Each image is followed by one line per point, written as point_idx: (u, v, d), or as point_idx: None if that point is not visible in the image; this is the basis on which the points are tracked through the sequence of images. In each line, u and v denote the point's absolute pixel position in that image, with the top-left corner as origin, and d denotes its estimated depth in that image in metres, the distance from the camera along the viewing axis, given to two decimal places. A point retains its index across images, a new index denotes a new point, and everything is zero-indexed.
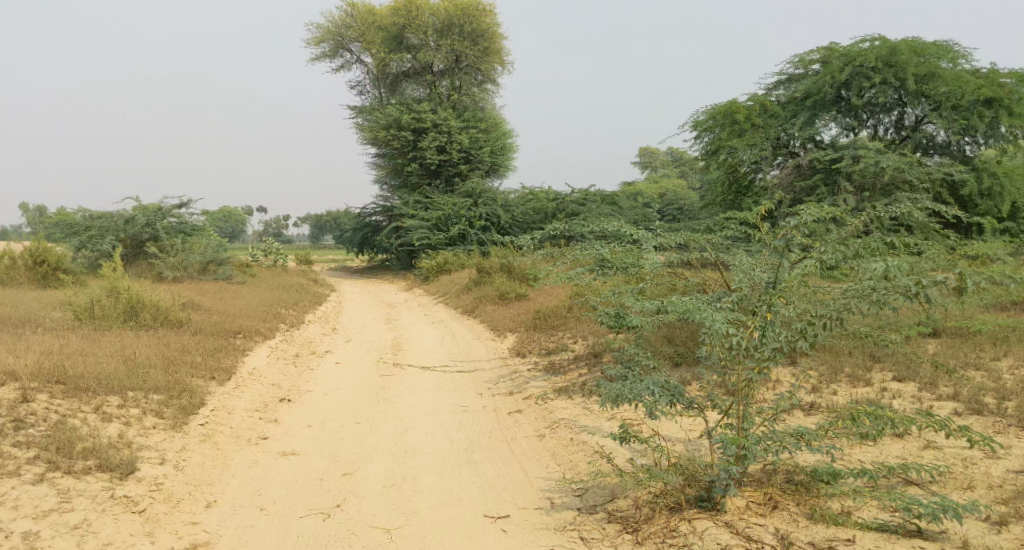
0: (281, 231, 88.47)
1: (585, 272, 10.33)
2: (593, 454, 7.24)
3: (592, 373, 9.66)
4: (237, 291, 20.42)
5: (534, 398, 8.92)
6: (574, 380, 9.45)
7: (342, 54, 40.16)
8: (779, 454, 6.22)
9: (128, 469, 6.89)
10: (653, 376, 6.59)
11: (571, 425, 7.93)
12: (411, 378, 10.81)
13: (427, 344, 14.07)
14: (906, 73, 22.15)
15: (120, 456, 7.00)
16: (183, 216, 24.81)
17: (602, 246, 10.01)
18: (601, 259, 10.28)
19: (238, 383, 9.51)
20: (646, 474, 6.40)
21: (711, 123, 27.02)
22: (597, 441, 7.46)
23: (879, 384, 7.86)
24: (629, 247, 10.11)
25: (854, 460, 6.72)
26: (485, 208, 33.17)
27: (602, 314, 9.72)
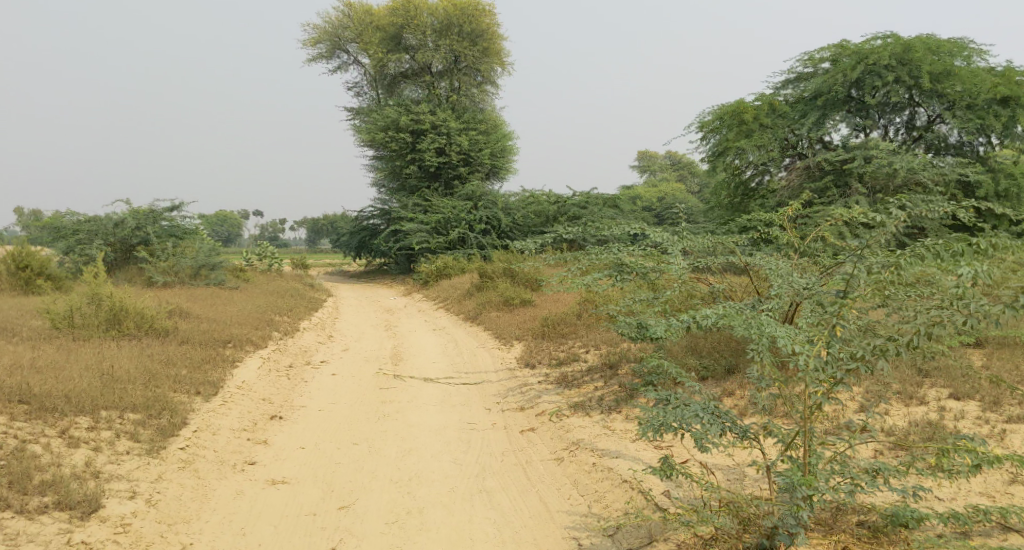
0: (278, 234, 87.77)
1: (602, 276, 9.41)
2: (622, 484, 6.52)
3: (609, 386, 8.93)
4: (230, 297, 19.72)
5: (549, 416, 8.21)
6: (590, 394, 8.72)
7: (338, 55, 39.48)
8: (848, 495, 5.57)
9: (91, 506, 6.18)
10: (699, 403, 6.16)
11: (591, 448, 7.21)
12: (413, 392, 10.10)
13: (430, 354, 13.35)
14: (920, 71, 21.47)
15: (83, 491, 6.30)
16: (175, 219, 24.10)
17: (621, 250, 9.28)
18: (619, 263, 9.46)
19: (225, 399, 8.80)
20: (692, 516, 5.65)
21: (717, 123, 26.27)
22: (625, 469, 6.71)
23: (935, 403, 7.24)
24: (650, 251, 9.37)
25: (936, 500, 6.21)
26: (485, 211, 32.49)
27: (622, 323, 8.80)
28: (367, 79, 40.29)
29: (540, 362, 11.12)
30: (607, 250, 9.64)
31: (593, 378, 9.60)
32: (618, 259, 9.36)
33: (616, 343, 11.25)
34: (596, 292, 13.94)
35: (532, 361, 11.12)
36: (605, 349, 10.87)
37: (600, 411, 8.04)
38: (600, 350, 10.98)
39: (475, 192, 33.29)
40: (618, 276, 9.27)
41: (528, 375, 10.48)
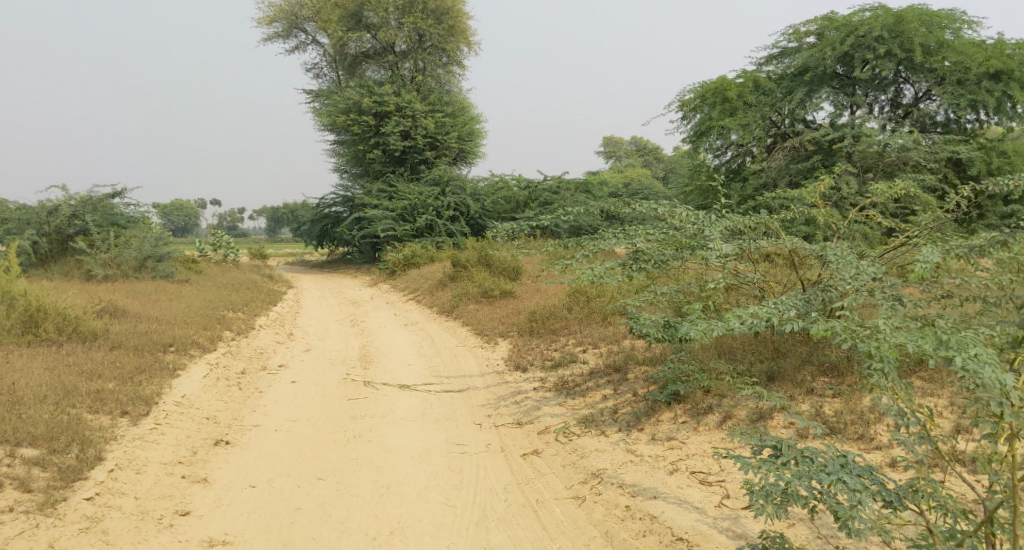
0: (237, 225, 84.96)
1: (614, 267, 7.91)
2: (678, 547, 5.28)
3: (621, 393, 7.60)
4: (178, 290, 18.00)
5: (555, 433, 6.89)
6: (599, 405, 7.41)
7: (295, 35, 37.32)
8: None
9: None
10: (830, 466, 4.89)
11: (618, 483, 5.97)
12: (386, 403, 8.68)
13: (403, 354, 11.95)
14: (912, 43, 20.28)
15: None
16: (117, 206, 22.13)
17: (640, 237, 7.83)
18: (634, 251, 8.00)
19: (159, 418, 7.35)
20: None
21: (699, 102, 24.93)
22: (684, 524, 5.45)
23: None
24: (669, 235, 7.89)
25: None
26: (454, 197, 31.01)
27: (645, 324, 7.20)
28: (326, 60, 38.24)
29: (532, 364, 9.78)
30: (618, 235, 8.17)
31: (596, 383, 8.28)
32: (632, 242, 7.91)
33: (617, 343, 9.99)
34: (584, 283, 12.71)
35: (521, 364, 9.77)
36: (607, 350, 9.56)
37: (616, 428, 6.77)
38: (600, 351, 9.68)
39: (442, 177, 31.76)
40: (633, 262, 7.83)
41: (518, 379, 9.14)
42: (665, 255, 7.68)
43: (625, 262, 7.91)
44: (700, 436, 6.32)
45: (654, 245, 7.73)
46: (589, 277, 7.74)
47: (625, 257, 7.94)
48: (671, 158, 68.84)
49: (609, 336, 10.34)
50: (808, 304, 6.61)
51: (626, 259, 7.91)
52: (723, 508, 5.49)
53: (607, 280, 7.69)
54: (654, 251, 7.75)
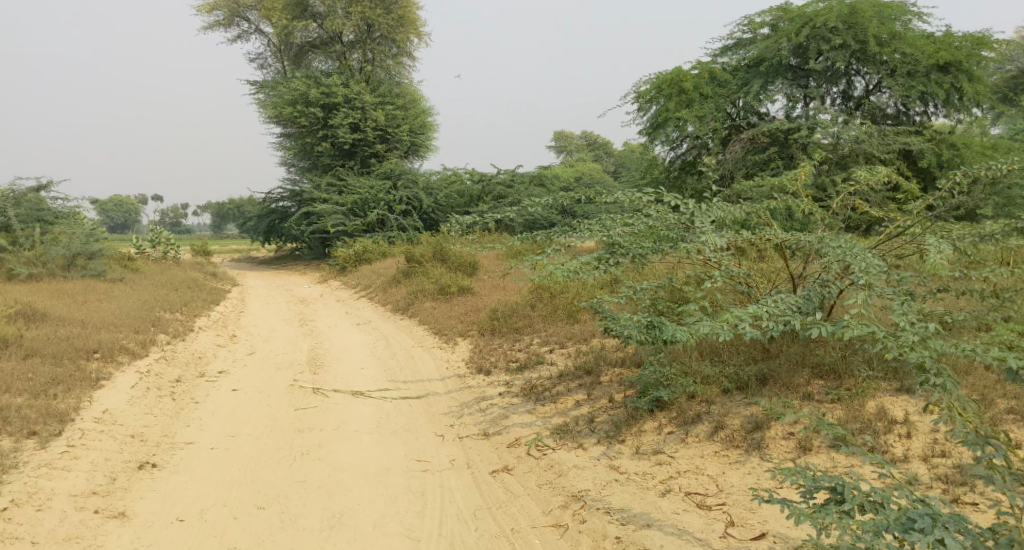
0: (180, 220, 82.04)
1: (588, 261, 7.30)
2: None
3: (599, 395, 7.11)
4: (110, 290, 16.82)
5: (530, 447, 6.36)
6: (573, 413, 6.86)
7: (237, 23, 35.81)
8: None
9: None
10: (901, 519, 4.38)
11: (604, 509, 5.48)
12: (338, 413, 7.94)
13: (355, 356, 11.19)
14: (866, 34, 20.04)
15: None
16: (44, 201, 20.70)
17: (618, 229, 7.26)
18: (610, 243, 7.41)
19: (75, 438, 6.55)
20: None
21: (655, 93, 24.50)
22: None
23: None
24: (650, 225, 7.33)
25: None
26: (405, 191, 30.12)
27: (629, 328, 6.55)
28: (271, 49, 36.83)
29: (495, 366, 9.14)
30: (592, 226, 7.58)
31: (566, 387, 7.69)
32: (609, 236, 7.35)
33: (584, 343, 9.43)
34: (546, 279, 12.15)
35: (484, 367, 9.12)
36: (575, 351, 8.99)
37: (594, 440, 6.27)
38: (567, 352, 9.12)
39: (393, 170, 30.81)
40: (612, 258, 7.27)
41: (481, 383, 8.50)
42: (647, 249, 7.14)
43: (602, 257, 7.33)
44: (691, 450, 5.89)
45: (635, 239, 7.20)
46: (567, 273, 7.12)
47: (602, 252, 7.36)
48: (623, 152, 68.79)
49: (575, 335, 9.77)
50: (809, 302, 6.27)
51: (603, 253, 7.34)
52: (723, 534, 5.06)
53: (589, 276, 7.10)
54: (635, 246, 7.21)
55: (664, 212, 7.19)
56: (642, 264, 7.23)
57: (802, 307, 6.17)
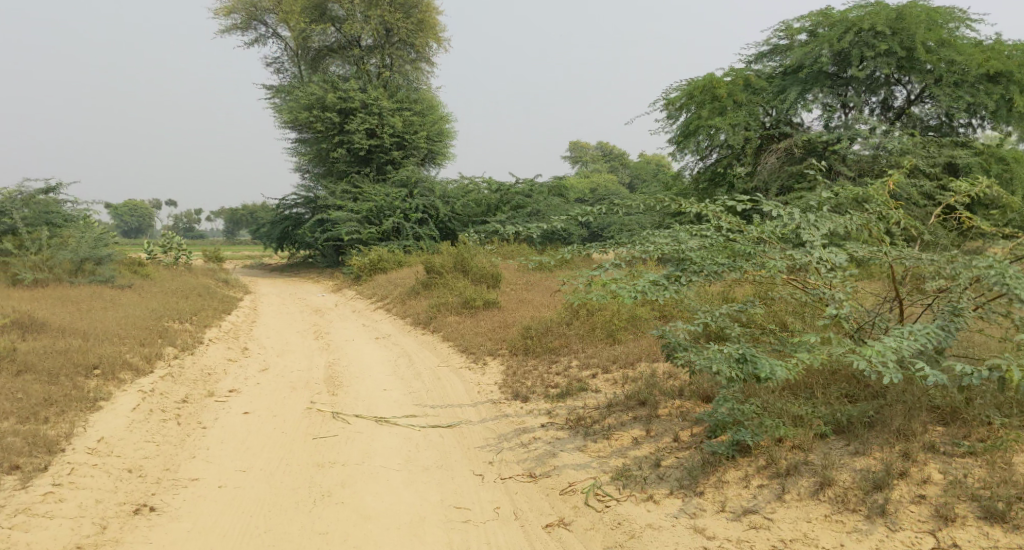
0: (194, 225, 81.71)
1: (661, 279, 6.63)
2: None
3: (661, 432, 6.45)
4: (118, 297, 16.15)
5: (593, 495, 5.84)
6: (634, 456, 6.20)
7: (255, 27, 35.27)
8: None
9: None
10: None
11: None
12: (360, 440, 7.23)
13: (376, 374, 10.46)
14: (913, 40, 19.26)
15: None
16: (53, 203, 20.07)
17: (688, 242, 6.63)
18: (679, 259, 6.76)
19: (68, 476, 5.90)
20: None
21: (685, 100, 23.66)
22: None
23: None
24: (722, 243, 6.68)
25: None
26: (422, 200, 29.38)
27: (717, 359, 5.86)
28: (288, 53, 36.27)
29: (533, 392, 8.30)
30: (663, 238, 6.89)
31: (617, 421, 6.89)
32: (681, 250, 6.63)
33: (630, 368, 8.58)
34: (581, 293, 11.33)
35: (520, 392, 8.29)
36: (622, 376, 8.15)
37: (667, 492, 5.75)
38: (612, 378, 8.31)
39: (409, 178, 30.06)
40: (684, 275, 6.55)
41: (519, 411, 7.69)
42: (725, 267, 6.43)
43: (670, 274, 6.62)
44: (792, 510, 5.39)
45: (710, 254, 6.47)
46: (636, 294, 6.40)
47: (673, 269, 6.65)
48: (638, 163, 67.86)
49: (619, 359, 8.94)
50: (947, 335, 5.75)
51: (674, 270, 6.62)
52: None
53: (664, 298, 6.37)
54: (708, 262, 6.48)
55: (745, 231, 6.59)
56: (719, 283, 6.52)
57: (946, 339, 5.60)
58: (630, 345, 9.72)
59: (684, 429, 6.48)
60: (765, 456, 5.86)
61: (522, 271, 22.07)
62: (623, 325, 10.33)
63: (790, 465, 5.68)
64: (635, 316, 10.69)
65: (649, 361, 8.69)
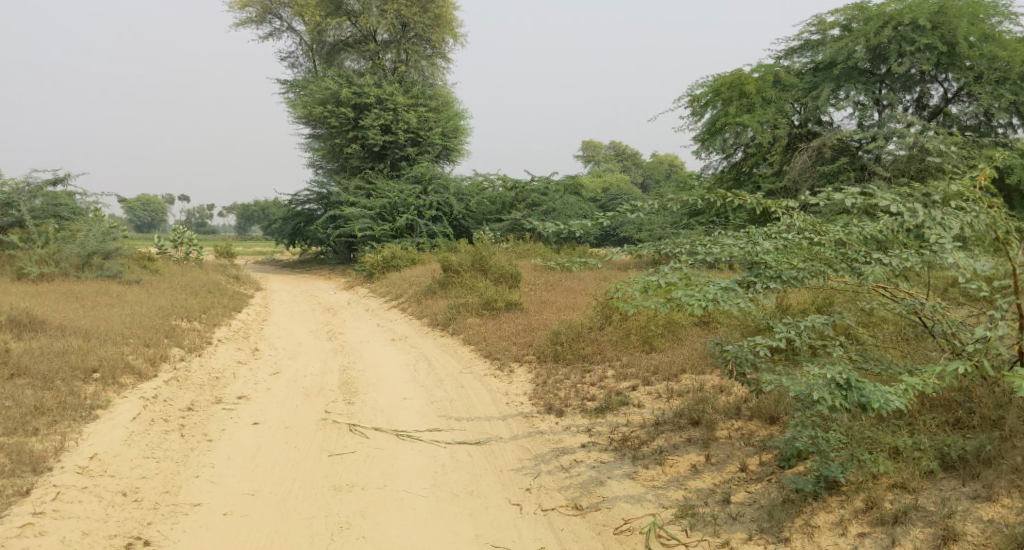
0: (207, 221, 81.44)
1: (734, 285, 6.31)
2: None
3: (727, 464, 5.79)
4: (124, 294, 15.54)
5: (658, 535, 5.25)
6: (703, 491, 5.58)
7: (269, 21, 34.70)
8: None
9: None
10: None
11: None
12: (380, 456, 6.60)
13: (395, 380, 9.82)
14: (955, 35, 18.44)
15: None
16: (61, 195, 19.52)
17: (762, 244, 6.34)
18: (753, 262, 6.45)
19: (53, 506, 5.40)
20: None
21: (712, 97, 22.89)
22: None
23: None
24: (796, 247, 6.35)
25: None
26: (436, 197, 28.70)
27: (824, 390, 5.12)
28: (303, 48, 35.68)
29: (568, 405, 7.60)
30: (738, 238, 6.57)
31: (669, 443, 6.20)
32: (754, 253, 6.34)
33: (673, 381, 7.87)
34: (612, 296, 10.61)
35: (553, 405, 7.59)
36: (666, 390, 7.44)
37: (745, 536, 5.14)
38: (653, 390, 7.61)
39: (423, 174, 29.34)
40: (761, 280, 6.26)
41: (554, 427, 7.01)
42: (807, 270, 6.17)
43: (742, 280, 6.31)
44: None
45: (791, 256, 6.23)
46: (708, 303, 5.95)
47: (748, 274, 6.35)
48: (651, 164, 67.00)
49: (659, 370, 8.23)
50: None
51: (749, 276, 6.35)
52: None
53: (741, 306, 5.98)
54: (786, 264, 6.22)
55: (827, 234, 6.22)
56: (800, 289, 6.25)
57: None
58: (668, 354, 9.00)
59: (750, 458, 5.81)
60: (862, 498, 5.22)
61: (542, 272, 21.36)
62: (659, 330, 9.61)
63: (898, 511, 5.06)
64: (671, 321, 9.97)
65: (693, 373, 7.97)
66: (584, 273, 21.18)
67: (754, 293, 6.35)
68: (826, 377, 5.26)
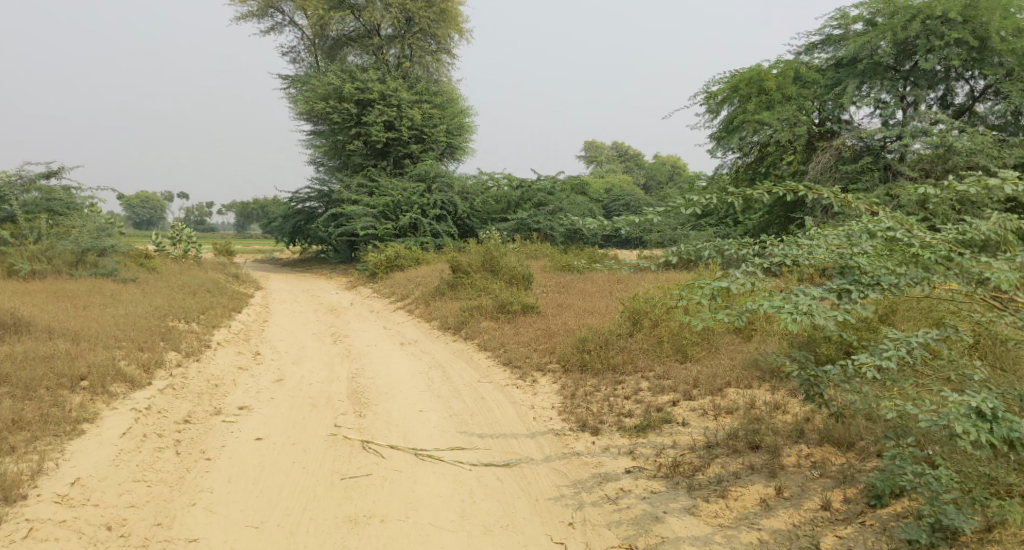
0: (205, 218, 80.72)
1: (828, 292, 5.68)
2: None
3: (809, 500, 5.12)
4: (119, 293, 14.83)
5: None
6: (787, 533, 4.89)
7: (270, 15, 33.92)
8: None
9: None
10: None
11: None
12: (401, 477, 5.97)
13: (408, 390, 9.11)
14: (986, 29, 17.96)
15: None
16: (55, 189, 18.80)
17: (858, 247, 5.72)
18: (844, 268, 5.83)
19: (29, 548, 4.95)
20: None
21: (729, 93, 22.22)
22: None
23: None
24: (894, 248, 5.73)
25: None
26: (440, 195, 28.02)
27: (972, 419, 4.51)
28: (305, 42, 34.91)
29: (604, 421, 6.89)
30: (826, 240, 5.88)
31: (728, 471, 5.52)
32: (848, 255, 5.71)
33: (716, 395, 7.15)
34: (639, 300, 9.89)
35: (587, 421, 6.88)
36: (712, 405, 6.72)
37: None
38: (698, 405, 6.90)
39: (427, 172, 28.61)
40: (858, 288, 5.61)
41: (592, 448, 6.32)
42: (912, 277, 5.57)
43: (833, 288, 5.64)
44: None
45: (890, 260, 5.63)
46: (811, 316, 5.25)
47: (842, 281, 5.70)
48: (653, 164, 66.43)
49: (699, 382, 7.52)
50: None
51: (842, 283, 5.71)
52: None
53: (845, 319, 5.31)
54: (884, 269, 5.61)
55: (932, 236, 5.60)
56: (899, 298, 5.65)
57: None
58: (706, 366, 8.30)
59: (832, 493, 5.15)
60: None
61: (551, 273, 20.69)
62: (693, 339, 8.89)
63: None
64: (705, 328, 9.28)
65: (738, 387, 7.25)
66: (595, 276, 20.53)
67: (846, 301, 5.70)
68: (965, 404, 4.64)
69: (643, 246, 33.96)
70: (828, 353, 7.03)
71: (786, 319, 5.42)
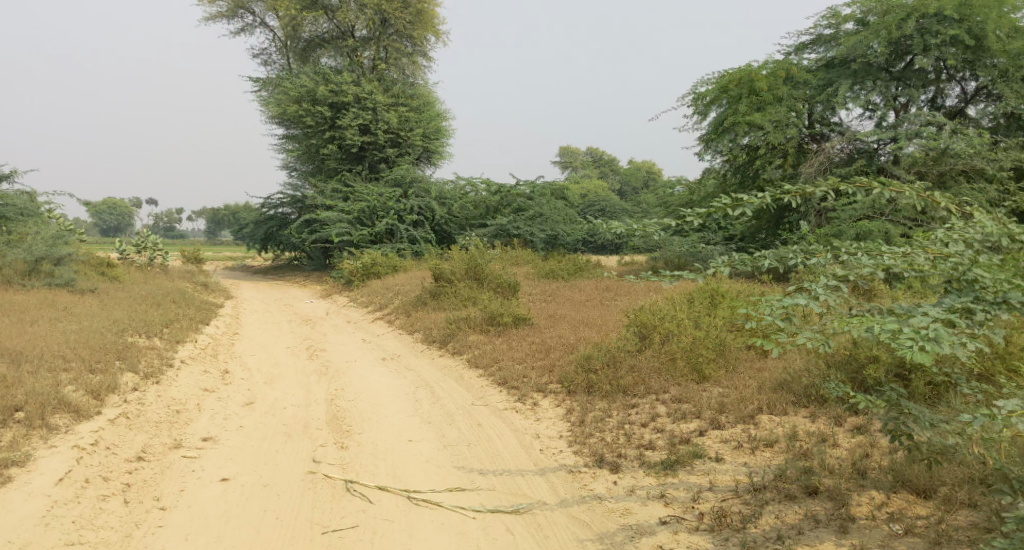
0: (174, 225, 78.69)
1: (948, 310, 5.21)
2: None
3: None
4: (74, 305, 13.72)
5: None
6: None
7: (241, 16, 32.74)
8: None
9: None
10: None
11: None
12: (391, 534, 5.13)
13: (394, 415, 8.20)
14: (984, 29, 17.50)
15: None
16: (8, 195, 17.74)
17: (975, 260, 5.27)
18: (956, 282, 5.40)
19: None
20: None
21: (717, 94, 21.60)
22: None
23: None
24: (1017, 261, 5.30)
25: None
26: (417, 200, 27.00)
27: None
28: (277, 44, 33.72)
29: (624, 456, 6.03)
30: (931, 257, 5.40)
31: (785, 524, 4.75)
32: (970, 271, 5.25)
33: (748, 423, 6.33)
34: (646, 313, 9.05)
35: (604, 455, 6.02)
36: (748, 436, 5.89)
37: None
38: (730, 436, 6.07)
39: (404, 176, 27.57)
40: (983, 306, 5.13)
41: (614, 490, 5.48)
42: None
43: (954, 308, 5.13)
44: None
45: (1007, 273, 5.21)
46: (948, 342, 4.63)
47: (962, 298, 5.20)
48: (629, 170, 66.00)
49: (725, 409, 6.69)
50: None
51: (964, 301, 5.21)
52: None
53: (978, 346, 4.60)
54: (1007, 284, 5.18)
55: None
56: None
57: None
58: (727, 388, 7.48)
59: None
60: None
61: (535, 281, 19.84)
62: (710, 357, 8.05)
63: None
64: (721, 344, 8.45)
65: (770, 414, 6.43)
66: (582, 285, 19.74)
67: (966, 321, 5.21)
68: None
69: (625, 252, 33.17)
70: (874, 377, 6.23)
71: (904, 346, 4.72)
